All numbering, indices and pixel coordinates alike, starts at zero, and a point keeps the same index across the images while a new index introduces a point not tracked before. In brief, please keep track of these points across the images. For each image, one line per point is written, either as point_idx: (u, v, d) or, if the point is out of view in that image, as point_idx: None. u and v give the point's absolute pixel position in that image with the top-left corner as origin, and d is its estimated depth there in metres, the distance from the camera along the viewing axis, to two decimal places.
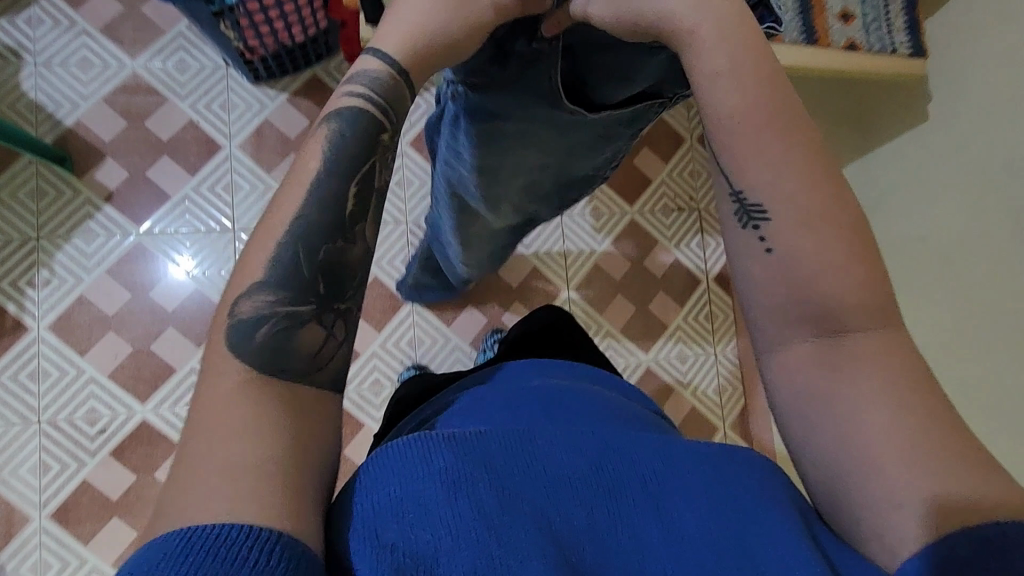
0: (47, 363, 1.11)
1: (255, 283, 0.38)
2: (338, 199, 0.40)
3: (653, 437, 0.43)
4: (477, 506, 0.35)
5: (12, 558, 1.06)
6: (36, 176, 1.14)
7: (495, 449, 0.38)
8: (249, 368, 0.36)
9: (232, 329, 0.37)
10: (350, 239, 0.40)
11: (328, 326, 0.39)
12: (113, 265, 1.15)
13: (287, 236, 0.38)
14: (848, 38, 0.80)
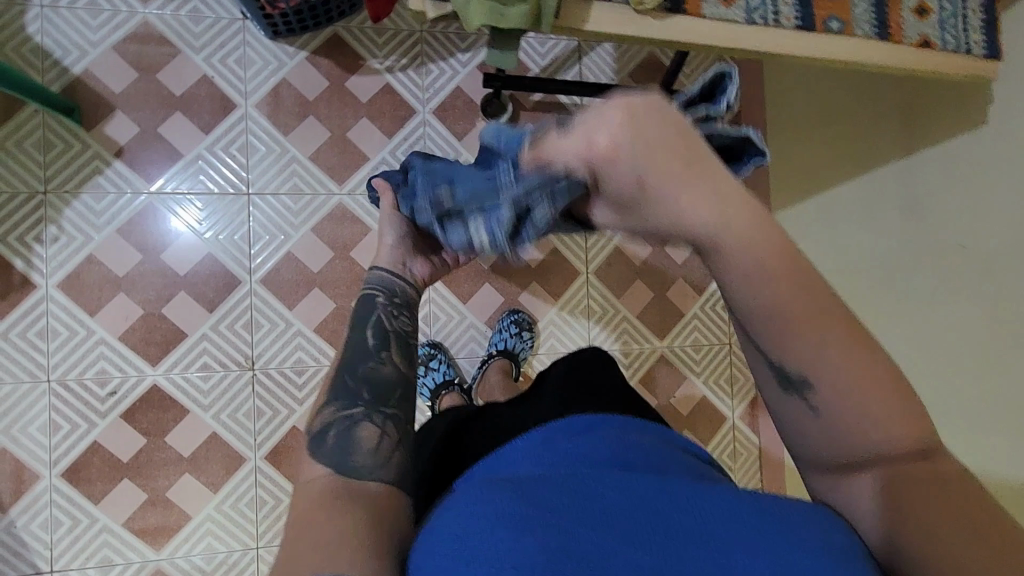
0: (57, 321, 1.08)
1: (325, 404, 0.60)
2: (369, 341, 0.64)
3: (708, 492, 0.45)
4: (536, 542, 0.40)
5: (23, 515, 1.07)
6: (43, 127, 1.08)
7: (555, 501, 0.43)
8: (327, 467, 0.55)
9: (313, 447, 0.57)
10: (381, 361, 0.63)
11: (378, 424, 0.58)
12: (123, 225, 1.11)
13: (341, 377, 0.61)
14: (922, 34, 0.77)
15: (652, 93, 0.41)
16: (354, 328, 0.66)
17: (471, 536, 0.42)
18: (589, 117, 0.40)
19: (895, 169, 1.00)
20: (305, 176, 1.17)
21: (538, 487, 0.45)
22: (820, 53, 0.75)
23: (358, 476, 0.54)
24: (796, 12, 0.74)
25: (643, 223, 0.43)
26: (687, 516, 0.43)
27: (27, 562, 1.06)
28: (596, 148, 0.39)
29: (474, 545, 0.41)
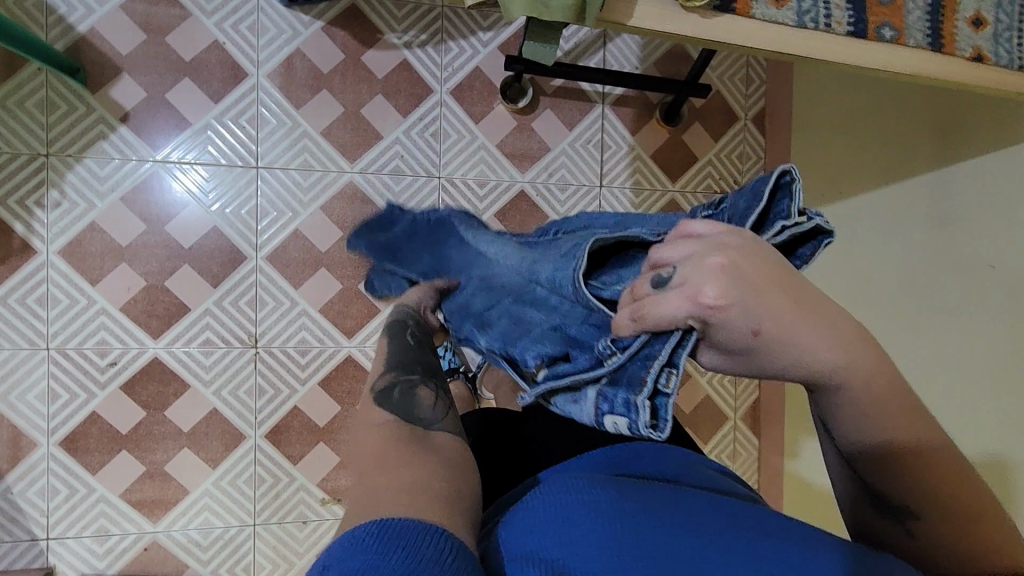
0: (57, 288, 1.06)
1: (384, 369, 0.65)
2: (411, 333, 0.70)
3: (750, 513, 0.49)
4: (634, 537, 0.44)
5: (19, 481, 1.06)
6: (46, 87, 1.04)
7: (631, 502, 0.47)
8: (395, 415, 0.58)
9: (379, 399, 0.60)
10: (425, 348, 0.69)
11: (436, 389, 0.63)
12: (128, 193, 1.08)
13: (391, 355, 0.66)
14: (976, 48, 0.74)
15: (739, 241, 0.42)
16: (393, 327, 0.73)
17: (572, 520, 0.46)
18: (692, 269, 0.41)
19: (926, 180, 0.98)
20: (316, 152, 1.14)
21: (633, 491, 0.49)
22: (865, 60, 0.72)
23: (425, 425, 0.57)
24: (849, 16, 0.71)
25: (751, 365, 0.42)
26: (738, 534, 0.46)
27: (23, 528, 1.06)
28: (707, 303, 0.40)
29: (576, 531, 0.45)
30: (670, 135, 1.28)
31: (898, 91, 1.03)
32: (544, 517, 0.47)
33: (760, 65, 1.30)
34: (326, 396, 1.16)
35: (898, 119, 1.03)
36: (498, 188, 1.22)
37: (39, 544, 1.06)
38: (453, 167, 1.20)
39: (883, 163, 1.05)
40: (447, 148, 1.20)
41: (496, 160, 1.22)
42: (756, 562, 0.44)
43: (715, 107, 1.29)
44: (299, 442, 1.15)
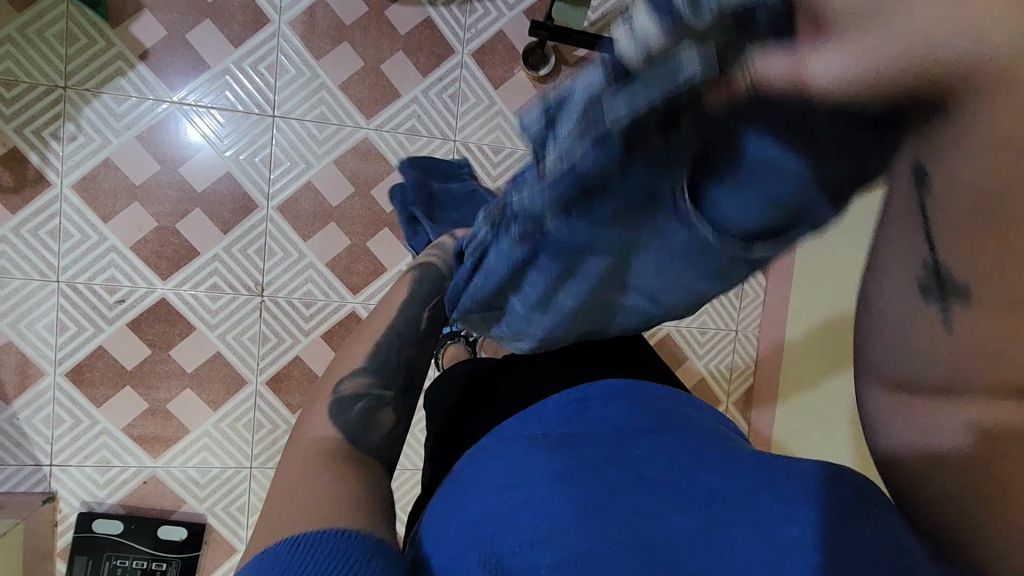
0: (69, 223, 1.07)
1: (358, 372, 0.60)
2: (416, 318, 0.64)
3: (696, 449, 0.45)
4: (574, 500, 0.42)
5: (25, 408, 1.08)
6: (66, 18, 1.03)
7: (553, 462, 0.45)
8: (341, 432, 0.55)
9: (335, 402, 0.57)
10: (423, 344, 0.64)
11: (398, 414, 0.59)
12: (144, 132, 1.08)
13: (379, 345, 0.62)
14: None
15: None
16: (410, 301, 0.65)
17: (511, 490, 0.44)
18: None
19: None
20: (333, 106, 1.13)
21: (576, 448, 0.46)
22: None
23: (363, 449, 0.55)
24: None
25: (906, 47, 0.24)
26: (676, 474, 0.43)
27: (27, 453, 1.09)
28: None
29: (511, 501, 0.43)
30: None
31: None
32: (483, 487, 0.46)
33: None
34: (328, 347, 1.18)
35: None
36: (513, 156, 1.21)
37: (42, 470, 1.10)
38: (469, 131, 1.19)
39: None
40: (464, 112, 1.19)
41: (512, 127, 1.21)
42: (718, 507, 0.41)
43: None
44: (298, 391, 1.17)
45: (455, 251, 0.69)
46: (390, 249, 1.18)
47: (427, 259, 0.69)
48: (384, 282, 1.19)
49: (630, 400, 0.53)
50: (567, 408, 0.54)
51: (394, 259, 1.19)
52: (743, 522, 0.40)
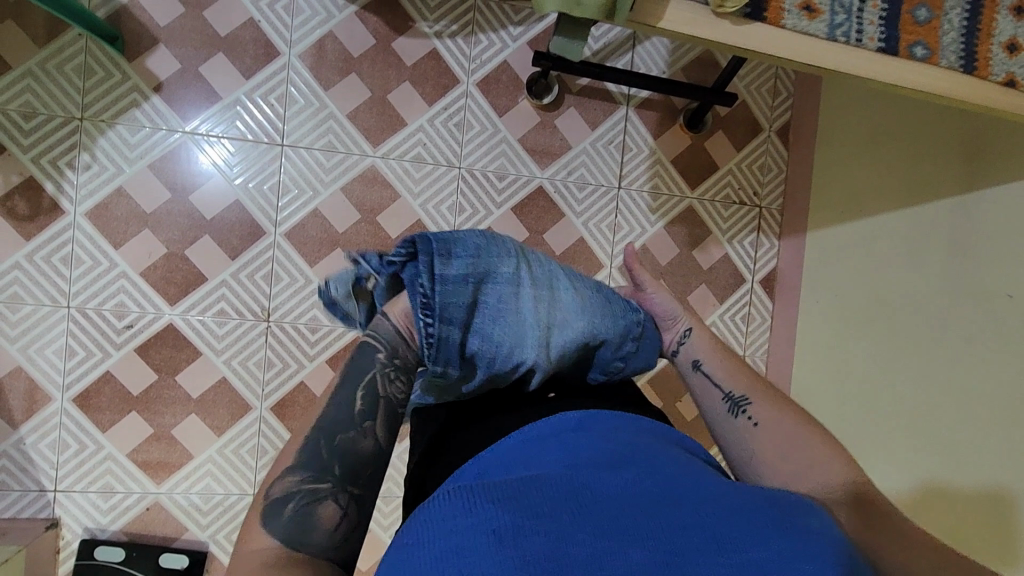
0: (82, 250, 1.09)
1: (290, 469, 0.52)
2: (351, 406, 0.54)
3: (654, 485, 0.43)
4: (522, 552, 0.36)
5: (32, 433, 1.09)
6: (85, 53, 1.07)
7: (504, 504, 0.39)
8: (276, 537, 0.48)
9: (268, 507, 0.50)
10: (361, 433, 0.53)
11: (342, 506, 0.51)
12: (156, 161, 1.10)
13: (310, 437, 0.53)
14: (1008, 72, 0.71)
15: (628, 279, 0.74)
16: (343, 385, 0.55)
17: (446, 552, 0.36)
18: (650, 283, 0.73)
19: (948, 208, 0.96)
20: (340, 134, 1.16)
21: (520, 493, 0.41)
22: (895, 77, 0.70)
23: (305, 550, 0.48)
24: (881, 32, 0.69)
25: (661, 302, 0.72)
26: (636, 513, 0.40)
27: (32, 479, 1.09)
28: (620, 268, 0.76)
29: (455, 556, 0.36)
30: (692, 142, 1.28)
31: (925, 108, 1.01)
32: (412, 548, 0.38)
33: (789, 74, 1.29)
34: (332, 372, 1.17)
35: (925, 144, 1.01)
36: (517, 182, 1.23)
37: (47, 495, 1.10)
38: (474, 159, 1.21)
39: (895, 180, 1.05)
40: (469, 140, 1.21)
41: (516, 155, 1.22)
42: (687, 550, 0.38)
43: (740, 117, 1.29)
44: (303, 416, 1.16)
45: (388, 326, 0.58)
46: None
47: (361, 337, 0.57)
48: None
49: (582, 437, 0.49)
50: (514, 449, 0.50)
51: None
52: (706, 552, 0.38)
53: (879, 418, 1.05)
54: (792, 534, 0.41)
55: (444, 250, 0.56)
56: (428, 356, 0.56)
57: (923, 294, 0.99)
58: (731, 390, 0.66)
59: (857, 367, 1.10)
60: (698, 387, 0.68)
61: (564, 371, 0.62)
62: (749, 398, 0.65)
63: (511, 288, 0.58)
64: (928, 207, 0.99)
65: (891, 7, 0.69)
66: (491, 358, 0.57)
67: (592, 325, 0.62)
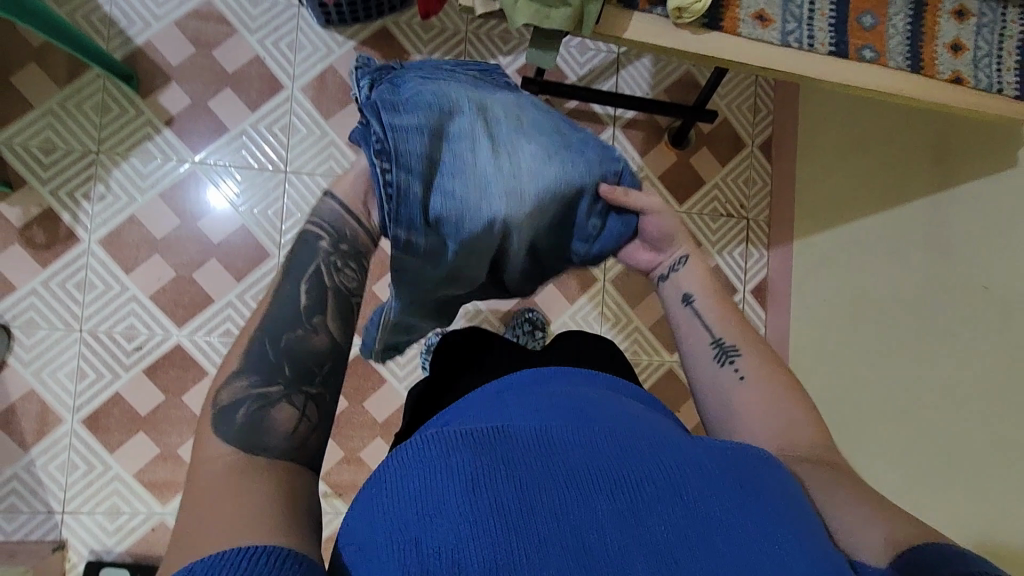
0: (95, 275, 1.14)
1: (234, 376, 0.52)
2: (295, 301, 0.55)
3: (626, 436, 0.46)
4: (491, 500, 0.41)
5: (42, 455, 1.12)
6: (102, 92, 1.15)
7: (480, 452, 0.43)
8: (232, 444, 0.48)
9: (217, 415, 0.50)
10: (310, 329, 0.54)
11: (299, 407, 0.52)
12: (166, 191, 1.16)
13: (256, 340, 0.53)
14: (955, 71, 0.76)
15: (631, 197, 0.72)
16: (287, 279, 0.56)
17: (423, 497, 0.41)
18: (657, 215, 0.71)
19: (922, 208, 0.99)
20: (341, 160, 1.22)
21: (495, 441, 0.45)
22: (850, 78, 0.75)
23: (262, 452, 0.48)
24: (831, 37, 0.74)
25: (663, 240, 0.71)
26: (603, 463, 0.44)
27: (41, 500, 1.11)
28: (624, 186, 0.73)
29: (430, 505, 0.41)
30: (678, 159, 1.33)
31: (896, 113, 1.06)
32: (393, 496, 0.43)
33: (768, 89, 1.34)
34: None
35: (898, 148, 1.05)
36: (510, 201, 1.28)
37: (55, 518, 1.11)
38: None
39: (867, 186, 1.10)
40: None
41: None
42: (644, 503, 0.42)
43: (723, 133, 1.34)
44: None
45: (331, 207, 0.59)
46: None
47: (302, 228, 0.58)
48: None
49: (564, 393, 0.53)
50: (495, 402, 0.53)
51: None
52: (663, 508, 0.41)
53: (867, 416, 1.06)
54: (749, 490, 0.44)
55: (389, 106, 0.56)
56: (388, 214, 0.56)
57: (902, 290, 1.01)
58: (722, 337, 0.65)
59: (846, 368, 1.11)
60: (684, 322, 0.68)
61: (536, 235, 0.63)
62: (740, 349, 0.64)
63: (466, 141, 0.57)
64: (899, 207, 1.03)
65: (839, 14, 0.75)
66: (455, 218, 0.57)
67: (560, 178, 0.60)
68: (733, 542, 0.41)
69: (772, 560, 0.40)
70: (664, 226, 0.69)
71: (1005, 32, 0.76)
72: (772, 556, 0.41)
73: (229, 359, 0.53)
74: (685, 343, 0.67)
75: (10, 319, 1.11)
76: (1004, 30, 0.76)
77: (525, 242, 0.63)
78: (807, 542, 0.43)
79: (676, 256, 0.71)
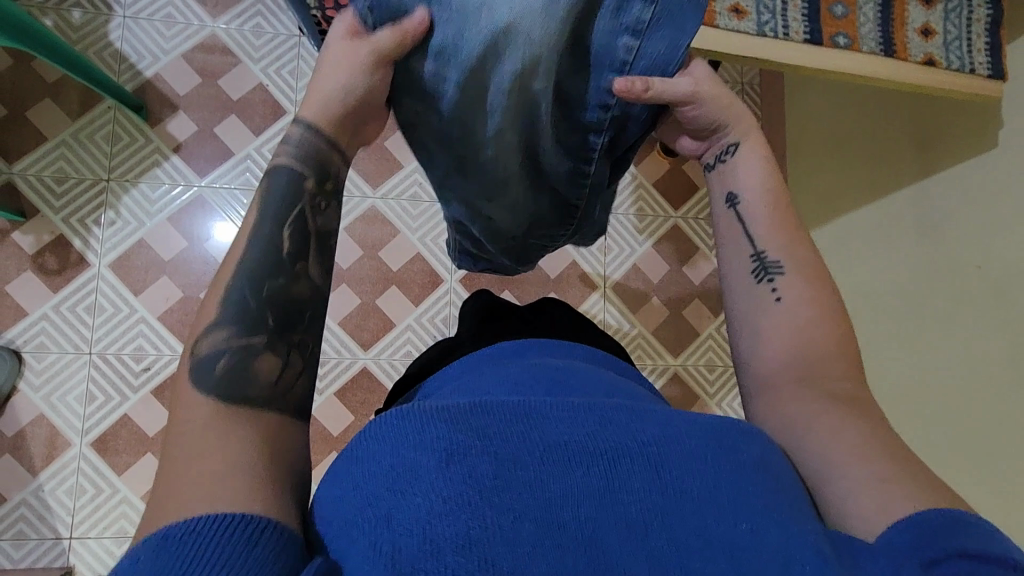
0: (104, 298, 1.16)
1: (211, 327, 0.46)
2: (275, 243, 0.49)
3: (609, 408, 0.44)
4: (466, 472, 0.39)
5: (51, 479, 1.12)
6: (113, 122, 1.19)
7: (456, 423, 0.41)
8: (213, 399, 0.43)
9: (195, 367, 0.44)
10: (292, 276, 0.49)
11: (282, 356, 0.47)
12: (173, 214, 1.20)
13: (235, 283, 0.47)
14: (926, 54, 0.79)
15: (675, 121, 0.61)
16: (261, 217, 0.50)
17: (397, 471, 0.40)
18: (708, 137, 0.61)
19: (910, 194, 1.01)
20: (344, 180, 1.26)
21: (472, 411, 0.43)
22: (824, 64, 0.78)
23: (250, 407, 0.44)
24: (805, 26, 0.78)
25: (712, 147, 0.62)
26: (582, 435, 0.41)
27: (49, 526, 1.10)
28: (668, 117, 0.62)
29: (403, 477, 0.40)
30: (670, 166, 1.38)
31: (887, 98, 1.06)
32: (365, 464, 0.42)
33: (755, 89, 1.34)
34: (340, 405, 1.21)
35: (879, 144, 1.07)
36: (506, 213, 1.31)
37: (63, 544, 1.10)
38: None
39: (855, 177, 1.13)
40: None
41: None
42: (619, 479, 0.40)
43: None
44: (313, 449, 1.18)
45: (299, 136, 0.54)
46: (398, 307, 1.25)
47: (279, 158, 0.53)
48: (394, 337, 1.24)
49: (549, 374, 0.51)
50: (481, 381, 0.52)
51: (402, 315, 1.25)
52: (640, 484, 0.39)
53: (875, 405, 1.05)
54: (733, 461, 0.42)
55: None
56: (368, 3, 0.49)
57: (898, 275, 1.02)
58: (764, 250, 0.57)
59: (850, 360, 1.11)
60: (723, 222, 0.61)
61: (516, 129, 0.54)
62: (784, 266, 0.56)
63: None
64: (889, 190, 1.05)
65: (811, 5, 0.78)
66: (410, 48, 0.50)
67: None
68: (710, 518, 0.39)
69: (751, 535, 0.38)
70: (704, 112, 0.58)
71: (973, 16, 0.80)
72: (749, 535, 0.38)
73: (203, 311, 0.47)
74: (722, 250, 0.60)
75: (21, 345, 1.14)
76: (972, 14, 0.80)
77: (497, 137, 0.55)
78: (795, 522, 0.40)
79: (724, 144, 0.62)
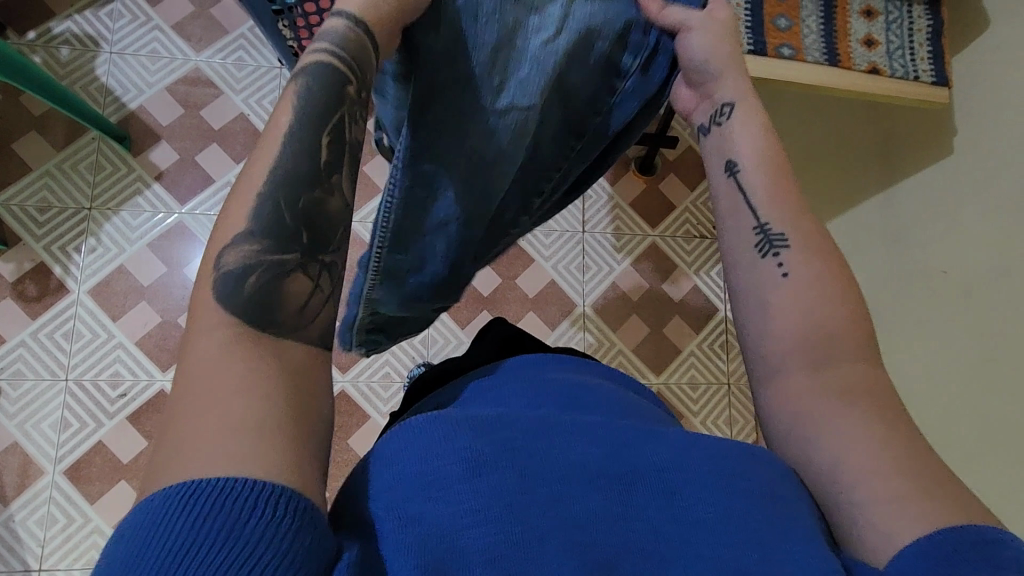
0: (82, 324, 1.17)
1: (238, 237, 0.37)
2: (313, 150, 0.39)
3: (624, 429, 0.43)
4: (494, 485, 0.36)
5: (22, 509, 1.10)
6: (97, 152, 1.23)
7: (487, 435, 0.39)
8: (237, 320, 0.35)
9: (220, 281, 0.36)
10: (327, 190, 0.39)
11: (315, 278, 0.39)
12: (153, 241, 1.21)
13: (265, 190, 0.37)
14: (871, 63, 0.82)
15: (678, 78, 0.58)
16: (296, 120, 0.39)
17: (421, 476, 0.36)
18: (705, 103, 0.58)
19: (877, 203, 1.02)
20: None
21: (496, 423, 0.40)
22: (773, 74, 0.81)
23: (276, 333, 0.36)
24: (750, 38, 0.81)
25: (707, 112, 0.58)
26: (603, 456, 0.40)
27: (18, 558, 1.08)
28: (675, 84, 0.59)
29: (428, 484, 0.36)
30: (646, 185, 1.40)
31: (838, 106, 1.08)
32: (386, 467, 0.37)
33: None
34: None
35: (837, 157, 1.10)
36: None
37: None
38: None
39: (820, 191, 1.15)
40: None
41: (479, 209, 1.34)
42: (629, 505, 0.39)
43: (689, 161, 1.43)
44: None
45: (339, 33, 0.42)
46: None
47: (319, 48, 0.42)
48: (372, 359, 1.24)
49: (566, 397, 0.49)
50: (495, 398, 0.50)
51: None
52: (653, 510, 0.39)
53: None
54: (741, 483, 0.40)
55: None
56: None
57: (872, 283, 1.02)
58: (767, 222, 0.52)
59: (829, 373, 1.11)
60: (723, 193, 0.55)
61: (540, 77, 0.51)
62: (788, 239, 0.51)
63: None
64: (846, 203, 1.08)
65: (756, 18, 0.81)
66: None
67: None
68: (712, 545, 0.38)
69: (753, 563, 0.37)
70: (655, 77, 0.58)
71: (914, 27, 0.83)
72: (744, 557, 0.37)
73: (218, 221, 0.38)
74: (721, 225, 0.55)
75: None
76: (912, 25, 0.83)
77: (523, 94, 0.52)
78: (793, 541, 0.39)
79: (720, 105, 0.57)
